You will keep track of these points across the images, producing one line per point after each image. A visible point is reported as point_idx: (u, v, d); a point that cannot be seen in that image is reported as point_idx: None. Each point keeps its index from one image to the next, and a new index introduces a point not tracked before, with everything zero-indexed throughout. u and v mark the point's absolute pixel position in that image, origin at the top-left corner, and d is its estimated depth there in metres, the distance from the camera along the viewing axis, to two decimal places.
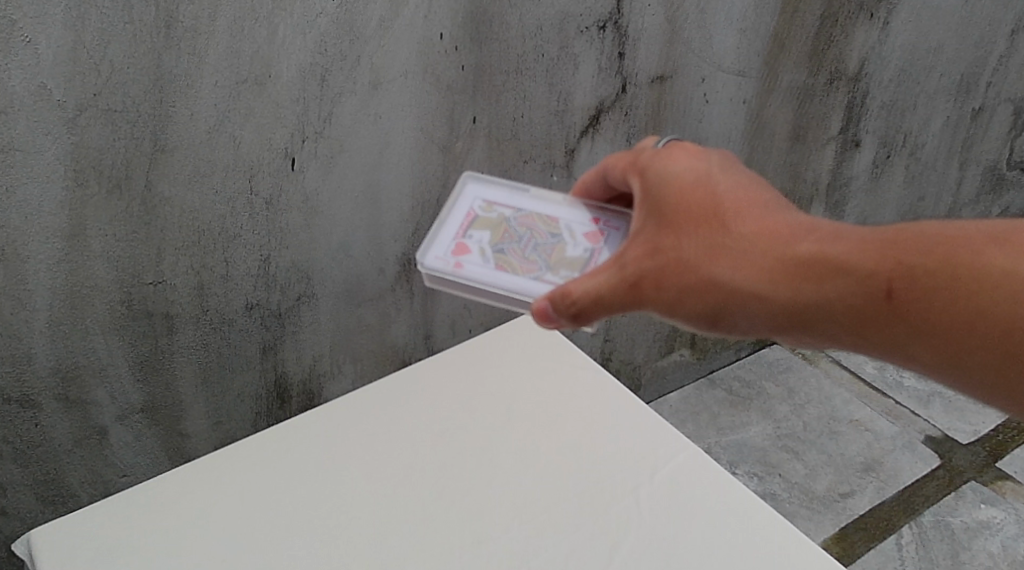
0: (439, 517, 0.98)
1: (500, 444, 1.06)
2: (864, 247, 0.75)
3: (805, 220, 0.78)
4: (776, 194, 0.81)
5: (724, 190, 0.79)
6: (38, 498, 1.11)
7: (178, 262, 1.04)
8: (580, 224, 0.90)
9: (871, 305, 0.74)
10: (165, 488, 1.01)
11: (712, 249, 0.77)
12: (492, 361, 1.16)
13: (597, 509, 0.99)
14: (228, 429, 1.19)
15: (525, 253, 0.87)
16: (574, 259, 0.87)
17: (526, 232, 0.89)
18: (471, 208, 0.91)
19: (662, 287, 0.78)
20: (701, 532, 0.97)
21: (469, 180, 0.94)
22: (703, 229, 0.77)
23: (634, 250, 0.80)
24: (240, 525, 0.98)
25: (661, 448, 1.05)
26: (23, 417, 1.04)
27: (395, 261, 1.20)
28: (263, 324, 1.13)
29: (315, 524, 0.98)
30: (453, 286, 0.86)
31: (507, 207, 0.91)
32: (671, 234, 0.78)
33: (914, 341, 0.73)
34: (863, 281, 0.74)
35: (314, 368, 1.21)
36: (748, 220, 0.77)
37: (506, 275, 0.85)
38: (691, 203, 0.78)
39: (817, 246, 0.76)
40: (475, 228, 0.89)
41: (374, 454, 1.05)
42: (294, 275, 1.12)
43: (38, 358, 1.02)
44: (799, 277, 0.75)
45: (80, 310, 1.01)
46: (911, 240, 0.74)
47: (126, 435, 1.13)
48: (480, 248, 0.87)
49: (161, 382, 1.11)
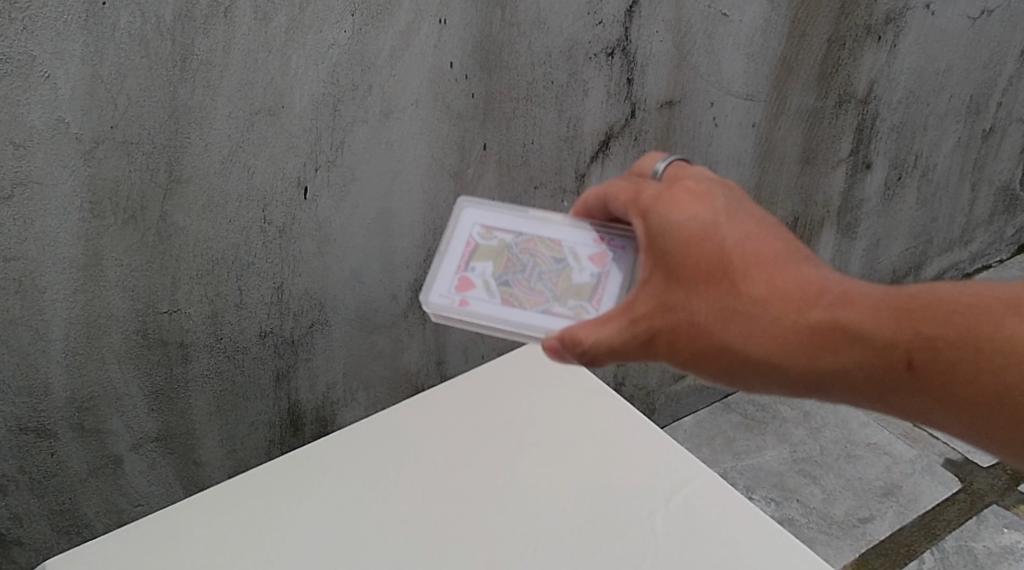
0: (450, 544, 0.98)
1: (513, 471, 1.05)
2: (878, 315, 0.72)
3: (818, 277, 0.75)
4: (787, 240, 0.77)
5: (732, 243, 0.75)
6: (54, 528, 1.11)
7: (193, 291, 1.05)
8: (584, 244, 0.88)
9: (890, 374, 0.72)
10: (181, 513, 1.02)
11: (724, 312, 0.74)
12: (504, 387, 1.16)
13: (612, 536, 0.99)
14: (241, 457, 1.20)
15: (531, 284, 0.86)
16: (581, 286, 0.86)
17: (529, 259, 0.88)
18: (471, 236, 0.90)
19: (675, 346, 0.76)
20: (717, 560, 0.96)
21: (465, 203, 0.92)
22: (714, 289, 0.74)
23: (645, 301, 0.76)
24: (256, 549, 0.99)
25: (675, 473, 1.05)
26: (39, 447, 1.05)
27: (407, 287, 1.21)
28: (277, 351, 1.14)
29: (330, 552, 0.98)
30: (460, 322, 0.86)
31: (507, 232, 0.90)
32: (680, 292, 0.75)
33: (937, 410, 0.72)
34: (879, 352, 0.72)
35: (327, 396, 1.21)
36: (761, 280, 0.74)
37: (513, 310, 0.85)
38: (699, 259, 0.75)
39: (831, 312, 0.73)
40: (476, 258, 0.88)
41: (386, 484, 1.05)
42: (308, 302, 1.13)
43: (55, 388, 1.03)
44: (816, 346, 0.73)
45: (95, 340, 1.02)
46: (930, 308, 0.72)
47: (141, 464, 1.13)
48: (485, 281, 0.86)
49: (175, 411, 1.11)
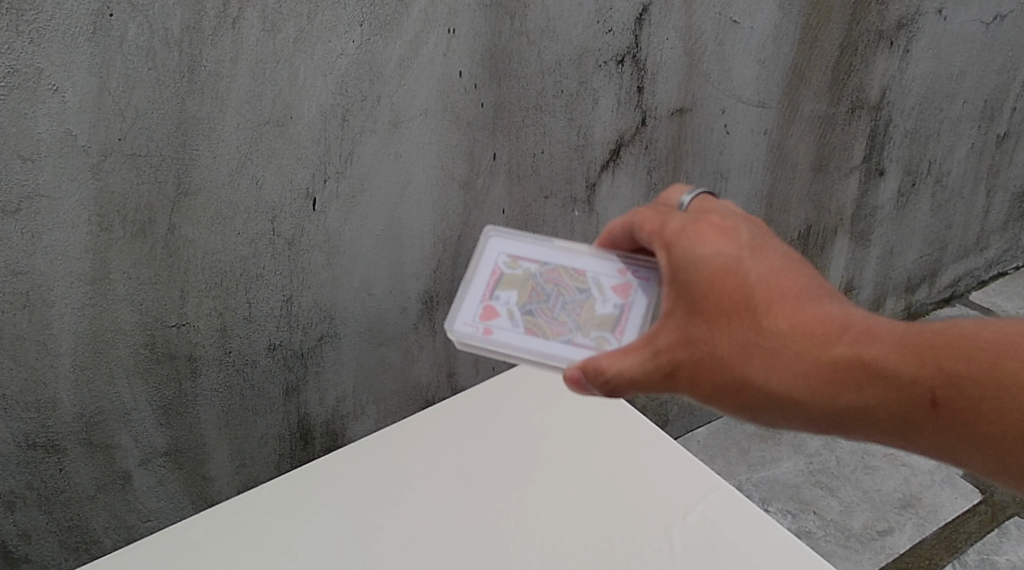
0: (465, 561, 0.97)
1: (527, 484, 1.04)
2: (901, 352, 0.72)
3: (842, 312, 0.74)
4: (808, 275, 0.76)
5: (755, 279, 0.74)
6: (63, 545, 1.10)
7: (201, 304, 1.04)
8: (609, 275, 0.87)
9: (914, 412, 0.72)
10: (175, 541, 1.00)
11: (747, 348, 0.74)
12: (519, 399, 1.14)
13: (628, 553, 0.97)
14: (251, 471, 1.19)
15: (554, 313, 0.85)
16: (604, 317, 0.85)
17: (553, 289, 0.87)
18: (496, 265, 0.89)
19: (698, 381, 0.75)
20: None
21: (492, 233, 0.91)
22: (737, 323, 0.74)
23: (667, 335, 0.76)
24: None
25: (693, 486, 1.03)
26: (47, 463, 1.04)
27: (417, 298, 1.19)
28: (286, 365, 1.13)
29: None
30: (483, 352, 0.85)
31: (532, 262, 0.89)
32: (705, 327, 0.74)
33: (960, 447, 0.71)
34: (902, 390, 0.72)
35: (337, 409, 1.20)
36: (784, 315, 0.73)
37: (536, 339, 0.84)
38: (723, 295, 0.74)
39: (853, 349, 0.72)
40: (501, 288, 0.87)
41: (397, 499, 1.03)
42: (317, 315, 1.12)
43: (62, 402, 1.02)
44: (837, 383, 0.73)
45: (103, 354, 1.01)
46: (952, 345, 0.72)
47: (150, 480, 1.12)
48: (509, 310, 0.86)
49: (184, 425, 1.10)
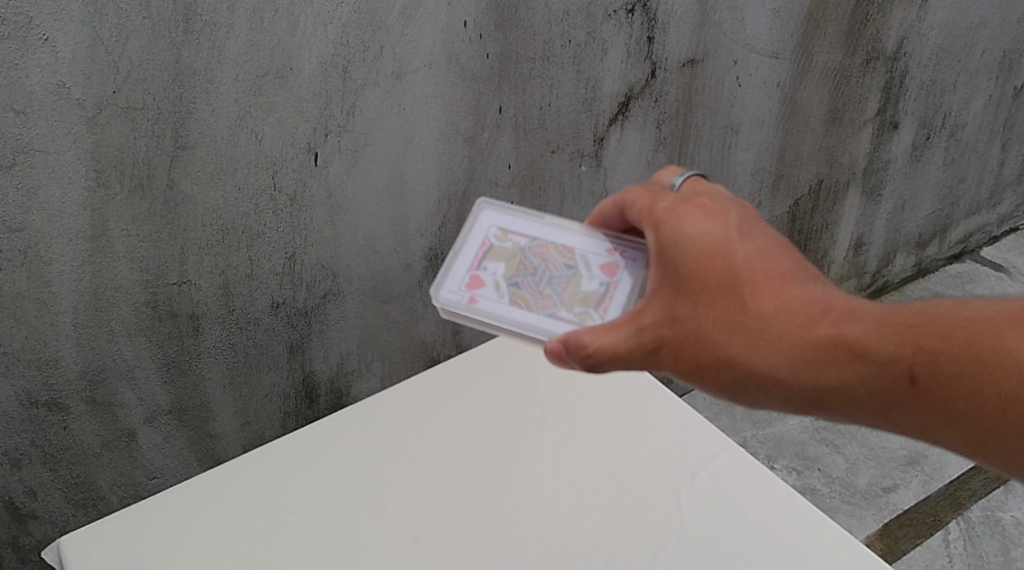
0: (472, 523, 0.96)
1: (533, 445, 1.03)
2: (881, 330, 0.71)
3: (824, 292, 0.73)
4: (793, 256, 0.75)
5: (741, 258, 0.73)
6: (70, 501, 1.10)
7: (202, 261, 1.02)
8: (597, 254, 0.85)
9: (893, 390, 0.71)
10: (175, 511, 0.98)
11: (730, 326, 0.72)
12: (525, 359, 1.13)
13: (638, 514, 0.96)
14: (256, 429, 1.18)
15: (540, 288, 0.83)
16: (590, 295, 0.83)
17: (540, 263, 0.85)
18: (484, 237, 0.87)
19: (680, 358, 0.74)
20: (745, 538, 0.94)
21: (483, 205, 0.89)
22: (722, 301, 0.72)
23: (651, 312, 0.74)
24: (265, 539, 0.96)
25: (703, 446, 1.02)
26: (52, 421, 1.03)
27: (421, 256, 1.18)
28: (290, 323, 1.12)
29: (346, 532, 0.96)
30: (467, 321, 0.83)
31: (521, 235, 0.87)
32: (690, 304, 0.73)
33: (938, 425, 0.70)
34: (882, 367, 0.71)
35: (341, 366, 1.19)
36: (767, 294, 0.72)
37: (520, 311, 0.82)
38: (708, 274, 0.73)
39: (835, 328, 0.71)
40: (489, 259, 0.85)
41: (403, 458, 1.02)
42: (320, 272, 1.10)
43: (65, 361, 1.01)
44: (819, 361, 0.72)
45: (104, 312, 1.00)
46: (931, 324, 0.71)
47: (155, 437, 1.12)
48: (495, 281, 0.84)
49: (188, 383, 1.09)
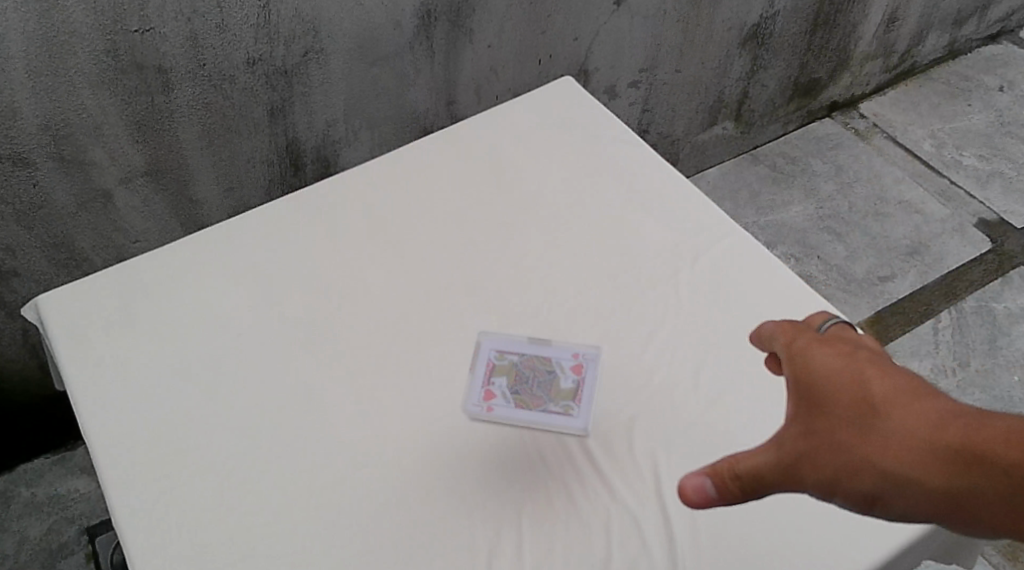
0: (473, 330, 1.15)
1: (523, 250, 1.22)
2: (938, 456, 0.71)
3: (950, 402, 0.73)
4: (913, 373, 0.78)
5: (876, 387, 0.77)
6: (50, 262, 1.28)
7: (164, 8, 1.09)
8: (566, 358, 1.12)
9: (980, 497, 0.69)
10: (92, 294, 1.18)
11: (853, 444, 0.75)
12: (550, 151, 1.33)
13: (626, 341, 1.14)
14: (241, 194, 1.34)
15: (533, 391, 1.10)
16: (568, 391, 1.09)
17: (530, 372, 1.11)
18: (487, 359, 1.12)
19: (817, 466, 0.75)
20: (749, 425, 1.07)
21: (482, 335, 1.14)
22: (853, 417, 0.76)
23: (790, 434, 0.78)
24: (290, 345, 1.13)
25: (710, 241, 1.23)
26: (17, 175, 1.16)
27: (411, 13, 1.28)
28: (269, 79, 1.23)
29: (360, 309, 1.17)
30: (489, 427, 1.08)
31: (513, 353, 1.13)
32: (823, 428, 0.77)
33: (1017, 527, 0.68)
34: (996, 482, 0.68)
35: (327, 133, 1.34)
36: (894, 415, 0.74)
37: (524, 412, 1.08)
38: (845, 399, 0.77)
39: (948, 416, 0.72)
40: (494, 374, 1.11)
41: (421, 235, 1.24)
42: (298, 23, 1.19)
43: (28, 110, 1.11)
44: (942, 460, 0.70)
45: (62, 58, 1.08)
46: (1004, 424, 0.69)
47: (132, 198, 1.27)
48: (502, 391, 1.09)
49: (162, 141, 1.22)
